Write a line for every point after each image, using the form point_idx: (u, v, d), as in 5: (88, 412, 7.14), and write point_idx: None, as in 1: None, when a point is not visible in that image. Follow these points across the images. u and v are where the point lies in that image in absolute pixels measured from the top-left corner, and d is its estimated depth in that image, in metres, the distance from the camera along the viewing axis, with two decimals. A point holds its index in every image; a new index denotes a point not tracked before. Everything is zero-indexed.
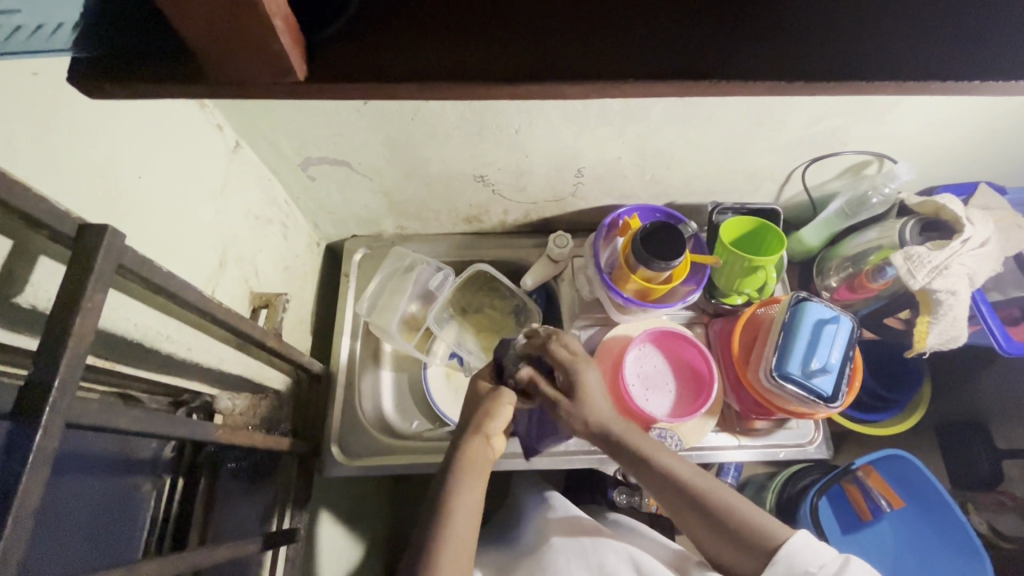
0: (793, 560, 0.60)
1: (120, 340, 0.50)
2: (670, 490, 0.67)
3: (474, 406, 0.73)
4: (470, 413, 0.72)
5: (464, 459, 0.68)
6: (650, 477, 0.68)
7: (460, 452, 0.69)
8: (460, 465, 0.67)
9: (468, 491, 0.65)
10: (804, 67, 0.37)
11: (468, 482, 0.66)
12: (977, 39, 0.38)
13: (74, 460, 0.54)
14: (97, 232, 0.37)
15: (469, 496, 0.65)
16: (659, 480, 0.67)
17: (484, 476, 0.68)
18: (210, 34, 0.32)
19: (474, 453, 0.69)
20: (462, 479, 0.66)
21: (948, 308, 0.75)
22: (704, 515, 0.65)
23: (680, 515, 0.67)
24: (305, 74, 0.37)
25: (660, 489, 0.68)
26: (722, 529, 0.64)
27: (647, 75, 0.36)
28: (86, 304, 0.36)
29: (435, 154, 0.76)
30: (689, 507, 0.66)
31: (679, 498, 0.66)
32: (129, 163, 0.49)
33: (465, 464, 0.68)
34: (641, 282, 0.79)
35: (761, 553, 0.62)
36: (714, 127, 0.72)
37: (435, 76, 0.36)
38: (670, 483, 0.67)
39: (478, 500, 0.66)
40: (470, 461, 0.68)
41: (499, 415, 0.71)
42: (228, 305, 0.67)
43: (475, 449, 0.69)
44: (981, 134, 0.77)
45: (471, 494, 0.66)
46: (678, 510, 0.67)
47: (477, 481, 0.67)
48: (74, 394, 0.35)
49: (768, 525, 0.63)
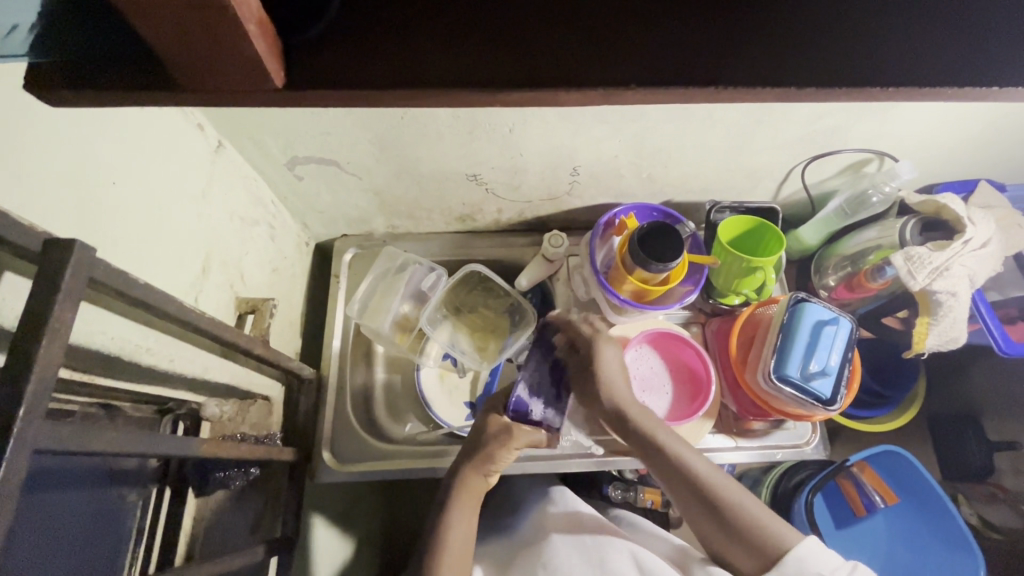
0: (803, 564, 0.59)
1: (94, 353, 0.48)
2: (686, 489, 0.66)
3: (486, 436, 0.71)
4: (471, 446, 0.72)
5: (464, 489, 0.69)
6: (666, 473, 0.67)
7: (460, 482, 0.69)
8: (457, 492, 0.68)
9: (462, 521, 0.67)
10: (814, 72, 0.35)
11: (461, 515, 0.67)
12: (992, 42, 0.36)
13: (56, 475, 0.52)
14: (64, 248, 0.35)
15: (463, 527, 0.67)
16: (673, 476, 0.67)
17: (476, 505, 0.69)
18: (172, 42, 0.31)
19: (473, 484, 0.69)
20: (458, 507, 0.67)
21: (948, 309, 0.74)
22: (717, 515, 0.64)
23: (693, 512, 0.66)
24: (283, 81, 0.35)
25: (674, 486, 0.67)
26: (725, 521, 0.64)
27: (650, 81, 0.34)
28: (52, 326, 0.34)
29: (426, 153, 0.74)
30: (691, 493, 0.66)
31: (692, 496, 0.66)
32: (100, 167, 0.46)
33: (462, 495, 0.68)
34: (638, 283, 0.77)
35: (771, 561, 0.60)
36: (713, 124, 0.70)
37: (423, 79, 0.35)
38: (690, 484, 0.66)
39: (469, 530, 0.67)
40: (466, 493, 0.68)
41: (507, 454, 0.70)
42: (212, 312, 0.64)
43: (473, 482, 0.69)
44: (983, 133, 0.75)
45: (463, 524, 0.67)
46: (693, 509, 0.66)
47: (468, 513, 0.68)
48: (45, 418, 0.33)
49: (780, 532, 0.62)
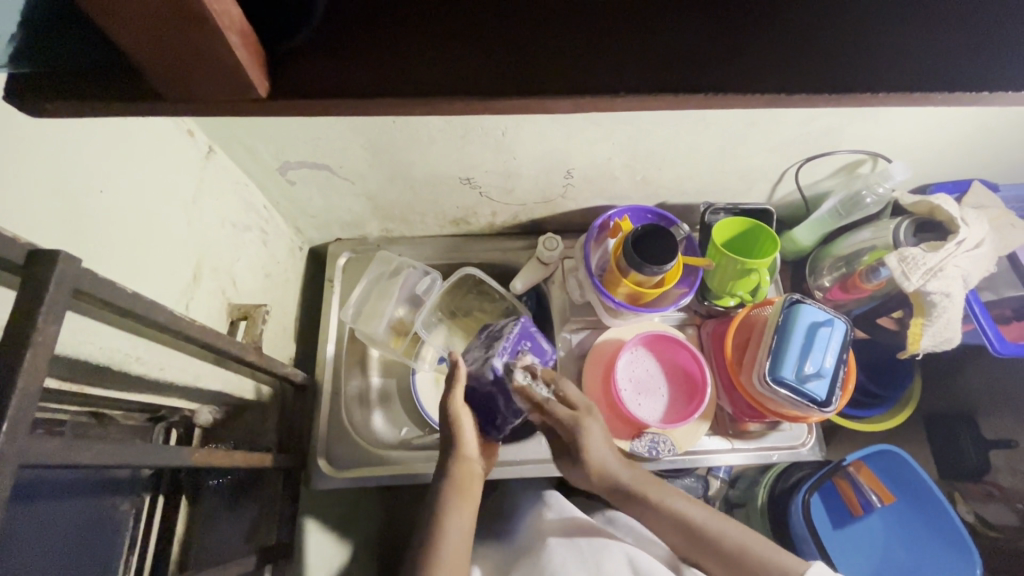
0: None
1: (83, 363, 0.48)
2: (682, 535, 0.66)
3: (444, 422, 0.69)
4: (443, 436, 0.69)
5: (451, 480, 0.66)
6: (661, 523, 0.67)
7: (448, 477, 0.66)
8: (449, 488, 0.66)
9: (458, 511, 0.65)
10: (806, 76, 0.35)
11: (458, 503, 0.65)
12: (986, 46, 0.36)
13: (50, 486, 0.52)
14: (49, 258, 0.35)
15: (460, 519, 0.65)
16: (669, 526, 0.66)
17: (472, 499, 0.67)
18: (155, 50, 0.31)
19: (461, 471, 0.67)
20: (453, 500, 0.65)
21: (943, 310, 0.74)
22: (717, 553, 0.64)
23: (693, 554, 0.66)
24: (268, 90, 0.35)
25: (668, 532, 0.67)
26: (723, 559, 0.64)
27: (640, 87, 0.34)
28: (36, 338, 0.33)
29: (420, 157, 0.74)
30: (685, 538, 0.66)
31: (689, 540, 0.66)
32: (88, 175, 0.46)
33: (452, 486, 0.66)
34: (631, 286, 0.77)
35: None
36: (706, 126, 0.70)
37: (414, 89, 0.34)
38: (681, 527, 0.66)
39: (467, 524, 0.65)
40: (455, 481, 0.66)
41: (461, 427, 0.68)
42: (203, 319, 0.64)
43: (460, 470, 0.67)
44: (976, 134, 0.75)
45: (460, 517, 0.65)
46: (692, 553, 0.66)
47: (465, 502, 0.66)
48: (30, 429, 0.33)
49: (782, 561, 0.62)
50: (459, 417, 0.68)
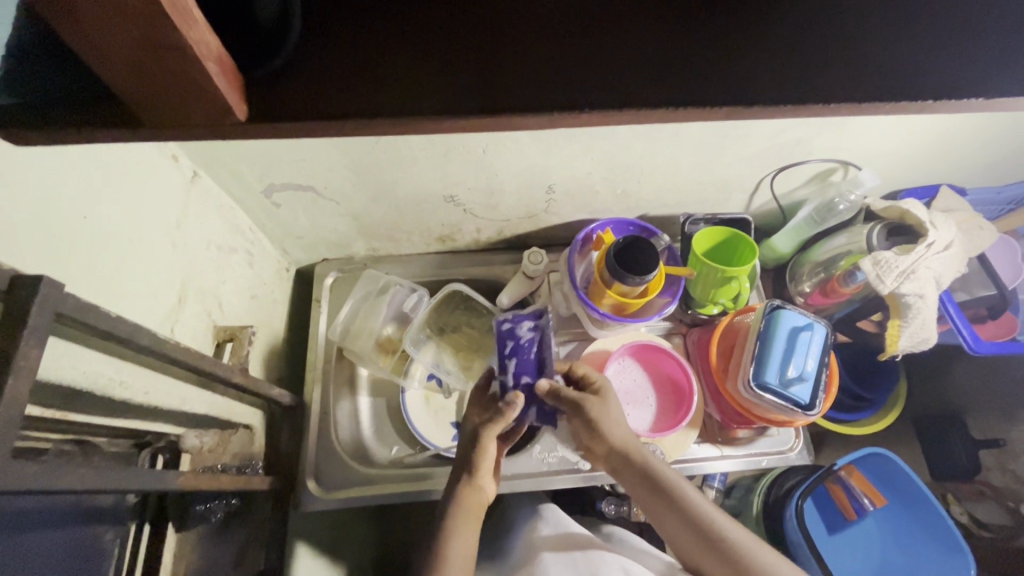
0: None
1: (64, 388, 0.47)
2: (683, 524, 0.66)
3: (467, 444, 0.70)
4: (460, 458, 0.70)
5: (460, 504, 0.66)
6: (665, 510, 0.67)
7: (459, 496, 0.67)
8: (455, 509, 0.66)
9: (464, 533, 0.64)
10: (761, 89, 0.37)
11: (464, 525, 0.65)
12: (928, 55, 0.38)
13: (33, 515, 0.50)
14: (30, 285, 0.35)
15: (465, 540, 0.64)
16: (673, 513, 0.66)
17: (478, 522, 0.67)
18: (126, 75, 0.32)
19: (470, 497, 0.67)
20: (461, 521, 0.65)
21: (917, 310, 0.76)
22: (724, 558, 0.63)
23: (694, 549, 0.66)
24: (245, 114, 0.36)
25: (670, 519, 0.67)
26: (724, 556, 0.63)
27: (604, 104, 0.36)
28: (19, 363, 0.33)
29: (402, 176, 0.75)
30: (688, 527, 0.65)
31: (691, 533, 0.65)
32: (73, 202, 0.46)
33: (461, 509, 0.66)
34: (616, 297, 0.78)
35: None
36: (681, 139, 0.72)
37: (386, 111, 0.36)
38: (685, 516, 0.65)
39: (471, 547, 0.64)
40: (462, 506, 0.66)
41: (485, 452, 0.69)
42: (188, 342, 0.64)
43: (468, 493, 0.67)
44: (939, 141, 0.78)
45: (464, 541, 0.64)
46: (693, 547, 0.66)
47: (468, 527, 0.65)
48: (7, 454, 0.33)
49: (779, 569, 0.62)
50: (485, 447, 0.68)
